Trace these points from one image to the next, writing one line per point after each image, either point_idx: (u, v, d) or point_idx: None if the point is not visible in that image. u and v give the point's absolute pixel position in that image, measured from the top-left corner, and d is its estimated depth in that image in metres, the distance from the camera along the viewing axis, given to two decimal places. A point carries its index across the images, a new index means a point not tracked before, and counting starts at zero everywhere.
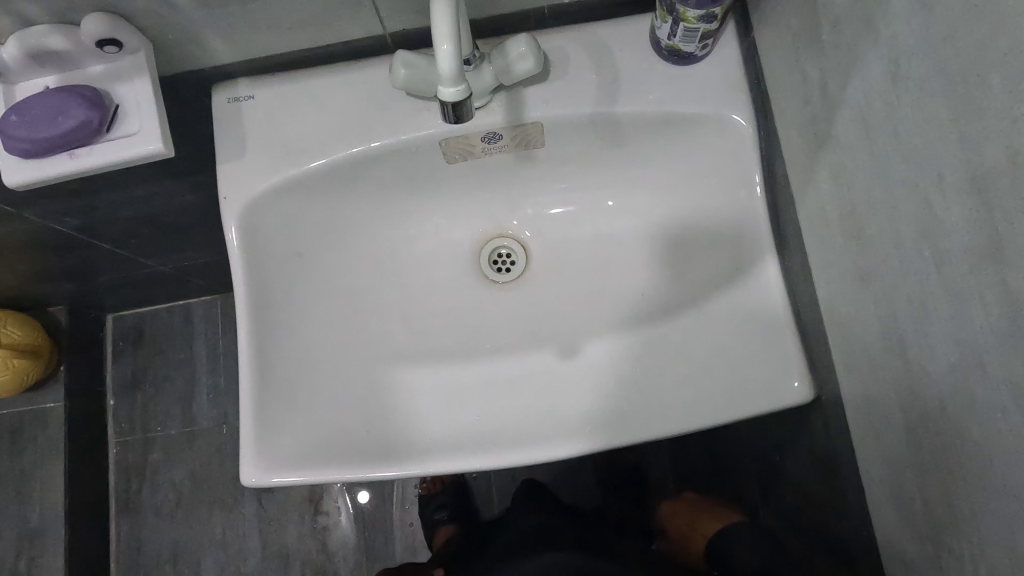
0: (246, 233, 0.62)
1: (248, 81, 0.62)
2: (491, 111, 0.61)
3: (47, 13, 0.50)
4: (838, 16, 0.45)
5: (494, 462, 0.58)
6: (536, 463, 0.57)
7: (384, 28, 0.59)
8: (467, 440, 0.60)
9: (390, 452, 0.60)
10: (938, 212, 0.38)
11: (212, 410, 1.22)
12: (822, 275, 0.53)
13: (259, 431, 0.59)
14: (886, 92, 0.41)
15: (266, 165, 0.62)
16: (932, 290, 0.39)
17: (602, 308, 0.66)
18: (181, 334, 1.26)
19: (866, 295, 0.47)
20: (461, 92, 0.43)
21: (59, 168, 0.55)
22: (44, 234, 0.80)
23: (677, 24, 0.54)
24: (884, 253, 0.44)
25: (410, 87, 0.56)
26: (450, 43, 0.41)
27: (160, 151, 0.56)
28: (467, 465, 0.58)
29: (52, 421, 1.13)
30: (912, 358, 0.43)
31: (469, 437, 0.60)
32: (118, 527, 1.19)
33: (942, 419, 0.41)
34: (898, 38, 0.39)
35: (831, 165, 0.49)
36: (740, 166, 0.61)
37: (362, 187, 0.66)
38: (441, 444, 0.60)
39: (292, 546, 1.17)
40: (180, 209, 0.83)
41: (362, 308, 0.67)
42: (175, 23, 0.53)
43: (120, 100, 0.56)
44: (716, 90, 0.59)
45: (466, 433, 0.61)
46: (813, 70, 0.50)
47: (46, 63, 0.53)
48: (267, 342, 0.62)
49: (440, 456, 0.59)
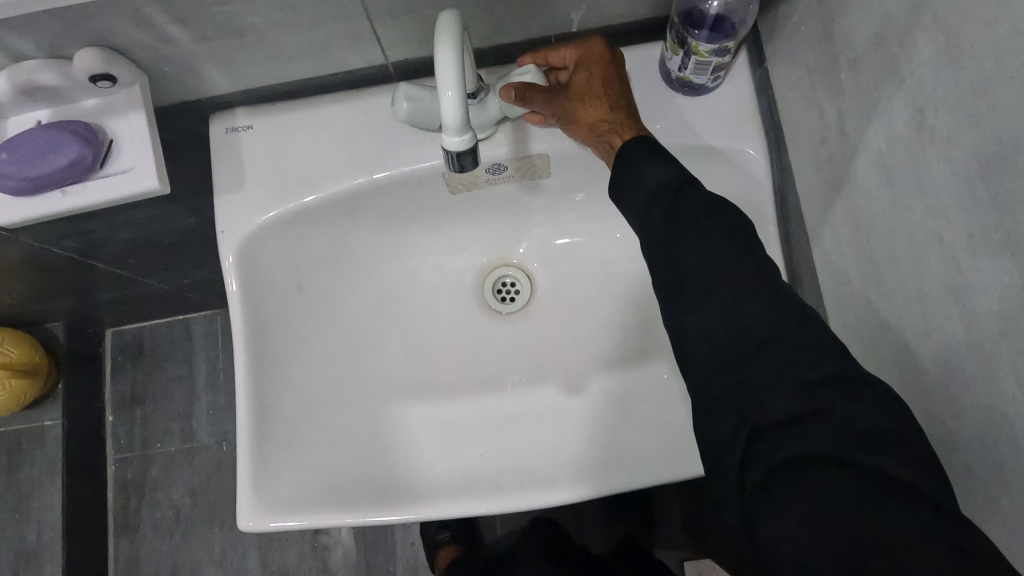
0: (245, 266, 0.60)
1: (246, 111, 0.61)
2: (497, 142, 0.59)
3: (39, 48, 0.48)
4: (858, 56, 0.43)
5: (500, 507, 0.55)
6: (543, 508, 0.55)
7: (386, 58, 0.57)
8: (471, 480, 0.59)
9: (391, 494, 0.58)
10: (966, 269, 0.36)
11: (212, 427, 1.21)
12: (837, 316, 0.52)
13: (257, 473, 0.57)
14: (910, 140, 0.39)
15: (265, 198, 0.60)
16: (959, 349, 0.38)
17: (606, 345, 0.66)
18: (180, 350, 1.24)
19: (886, 344, 0.45)
20: (467, 140, 0.41)
21: (51, 206, 0.53)
22: (41, 257, 0.78)
23: (688, 57, 0.52)
24: (906, 304, 0.42)
25: (415, 120, 0.54)
26: (455, 89, 0.39)
27: (156, 188, 0.55)
28: (471, 509, 0.56)
29: (50, 439, 1.11)
30: (934, 415, 0.41)
31: (473, 477, 0.59)
32: (117, 546, 1.17)
33: (967, 481, 0.39)
34: (925, 86, 0.37)
35: (848, 206, 0.47)
36: (751, 200, 0.59)
37: (364, 218, 0.64)
38: (444, 486, 0.58)
39: (292, 565, 1.16)
40: (179, 232, 0.81)
41: (363, 341, 0.66)
42: (173, 56, 0.52)
43: (114, 135, 0.54)
44: (728, 122, 0.57)
45: (466, 474, 0.59)
46: (830, 108, 0.48)
47: (38, 98, 0.52)
48: (266, 381, 0.60)
49: (442, 498, 0.57)
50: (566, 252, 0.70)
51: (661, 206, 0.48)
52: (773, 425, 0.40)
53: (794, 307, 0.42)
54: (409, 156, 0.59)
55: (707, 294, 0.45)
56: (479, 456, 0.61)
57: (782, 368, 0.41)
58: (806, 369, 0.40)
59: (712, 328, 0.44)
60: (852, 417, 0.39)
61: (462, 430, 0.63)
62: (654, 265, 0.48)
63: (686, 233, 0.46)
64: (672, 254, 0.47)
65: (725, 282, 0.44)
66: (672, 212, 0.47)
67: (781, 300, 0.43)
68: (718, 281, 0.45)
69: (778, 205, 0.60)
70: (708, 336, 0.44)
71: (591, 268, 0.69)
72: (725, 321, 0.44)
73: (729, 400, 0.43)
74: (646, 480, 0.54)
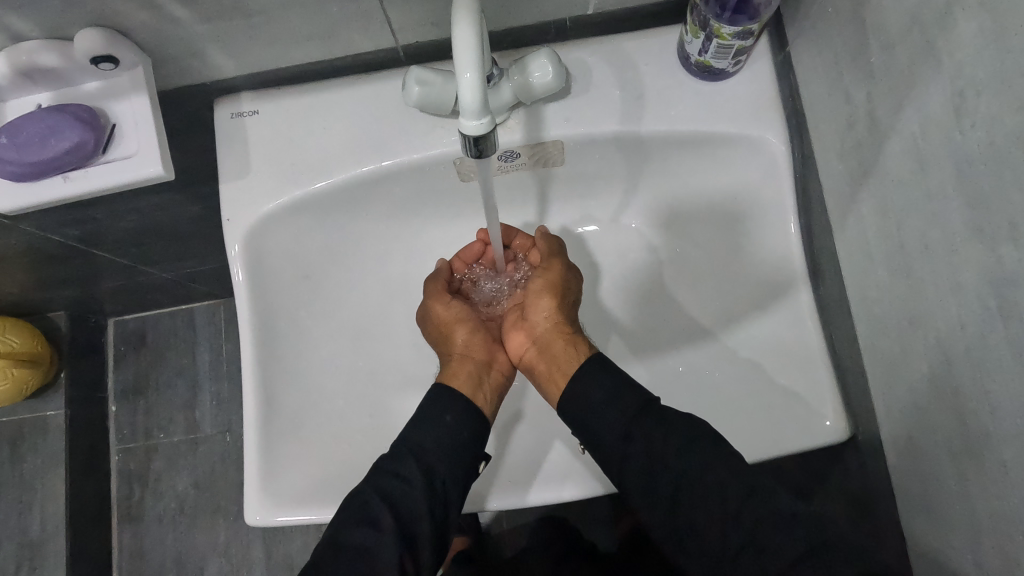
0: (251, 256, 0.59)
1: (252, 95, 0.59)
2: (510, 129, 0.56)
3: (38, 28, 0.46)
4: (891, 39, 0.41)
5: (584, 492, 0.57)
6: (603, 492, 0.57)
7: (396, 41, 0.55)
8: (527, 472, 0.61)
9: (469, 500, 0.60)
10: (1007, 261, 0.34)
11: (215, 416, 1.18)
12: (863, 310, 0.50)
13: (264, 466, 0.57)
14: (949, 126, 0.37)
15: (269, 185, 0.58)
16: (996, 344, 0.36)
17: (625, 334, 0.68)
18: (183, 340, 1.21)
19: (916, 338, 0.44)
20: (485, 125, 0.40)
21: (52, 193, 0.52)
22: (40, 244, 0.75)
23: (709, 40, 0.50)
24: (939, 297, 0.41)
25: (426, 105, 0.52)
26: (474, 70, 0.37)
27: (160, 174, 0.53)
28: (561, 495, 0.57)
29: (53, 429, 1.09)
30: (968, 413, 0.40)
31: (529, 470, 0.61)
32: (121, 536, 1.15)
33: (1002, 482, 0.38)
34: (966, 69, 0.35)
35: (879, 195, 0.46)
36: (773, 192, 0.58)
37: (375, 206, 0.63)
38: (504, 483, 0.60)
39: (297, 557, 1.12)
40: (181, 219, 0.79)
41: (370, 334, 0.67)
42: (177, 38, 0.50)
43: (116, 119, 0.53)
44: (748, 108, 0.56)
45: (522, 470, 0.61)
46: (860, 94, 0.46)
47: (38, 81, 0.50)
48: (272, 373, 0.59)
49: (507, 492, 0.59)
50: (578, 241, 0.71)
51: (646, 421, 0.52)
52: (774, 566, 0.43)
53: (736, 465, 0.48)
54: (417, 144, 0.58)
55: (695, 486, 0.48)
56: (518, 462, 0.63)
57: (732, 500, 0.46)
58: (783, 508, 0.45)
59: (704, 508, 0.47)
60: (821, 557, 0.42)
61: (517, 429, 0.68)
62: (601, 451, 0.53)
63: (629, 398, 0.54)
64: (617, 439, 0.53)
65: (719, 478, 0.47)
66: (608, 394, 0.54)
67: (751, 476, 0.47)
68: (708, 478, 0.48)
69: (800, 194, 0.58)
70: (712, 550, 0.46)
71: (587, 287, 0.70)
72: (724, 517, 0.46)
73: (709, 500, 0.47)
74: (634, 508, 0.52)
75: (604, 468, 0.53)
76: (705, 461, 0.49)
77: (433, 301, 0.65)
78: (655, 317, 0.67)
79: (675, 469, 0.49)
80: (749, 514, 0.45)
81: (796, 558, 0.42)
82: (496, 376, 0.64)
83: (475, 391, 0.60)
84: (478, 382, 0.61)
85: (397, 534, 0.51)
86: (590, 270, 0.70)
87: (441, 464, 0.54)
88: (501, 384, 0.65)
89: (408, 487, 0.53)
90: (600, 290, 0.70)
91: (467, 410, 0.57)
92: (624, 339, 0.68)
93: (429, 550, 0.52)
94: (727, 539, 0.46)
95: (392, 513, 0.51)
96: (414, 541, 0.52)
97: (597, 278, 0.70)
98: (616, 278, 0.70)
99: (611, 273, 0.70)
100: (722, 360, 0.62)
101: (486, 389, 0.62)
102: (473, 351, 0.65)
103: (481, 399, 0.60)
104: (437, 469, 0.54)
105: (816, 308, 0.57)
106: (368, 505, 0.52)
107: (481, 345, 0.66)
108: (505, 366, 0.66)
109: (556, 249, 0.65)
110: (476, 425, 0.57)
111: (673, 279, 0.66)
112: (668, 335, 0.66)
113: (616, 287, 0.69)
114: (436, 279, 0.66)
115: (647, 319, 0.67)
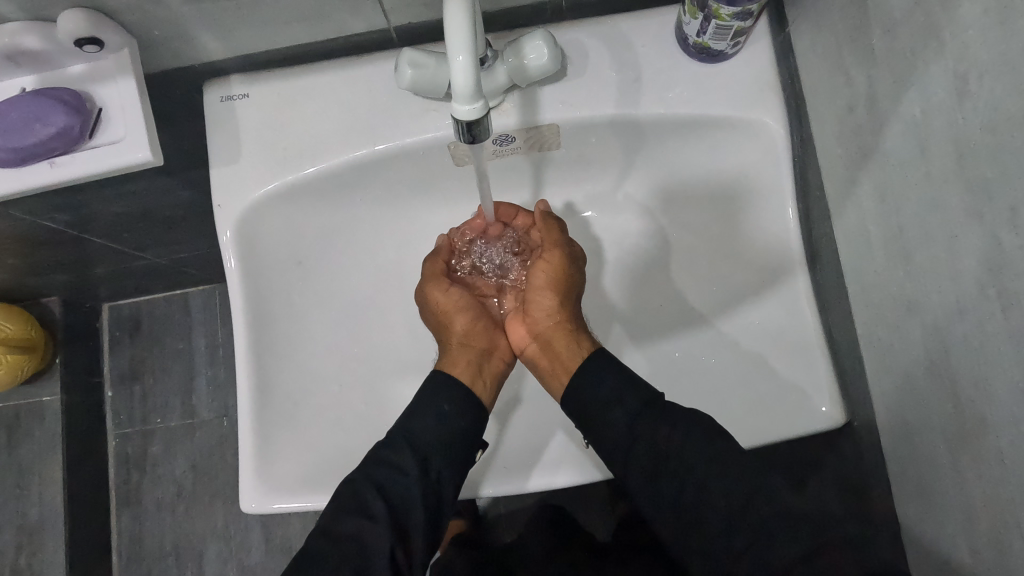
0: (244, 241, 0.59)
1: (242, 79, 0.57)
2: (504, 112, 0.56)
3: (18, 10, 0.45)
4: (893, 20, 0.40)
5: (578, 479, 0.57)
6: (596, 478, 0.58)
7: (388, 22, 0.54)
8: (521, 459, 0.61)
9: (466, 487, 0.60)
10: (1006, 248, 0.34)
11: (212, 401, 1.18)
12: (861, 295, 0.50)
13: (258, 452, 0.57)
14: (950, 110, 0.37)
15: (263, 174, 0.57)
16: (995, 331, 0.36)
17: (624, 319, 0.68)
18: (179, 324, 1.20)
19: (914, 324, 0.44)
20: (477, 109, 0.39)
21: (38, 178, 0.51)
22: (31, 229, 0.74)
23: (708, 21, 0.49)
24: (938, 283, 0.40)
25: (419, 88, 0.51)
26: (467, 53, 0.36)
27: (149, 159, 0.52)
28: (553, 483, 0.58)
29: (49, 414, 1.10)
30: (965, 399, 0.40)
31: (523, 456, 0.61)
32: (119, 520, 1.15)
33: (999, 469, 0.38)
34: (969, 52, 0.35)
35: (879, 179, 0.45)
36: (772, 175, 0.57)
37: (368, 191, 0.63)
38: (498, 469, 0.60)
39: (295, 540, 1.13)
40: (175, 203, 0.78)
41: (364, 319, 0.66)
42: (163, 19, 0.49)
43: (103, 104, 0.52)
44: (747, 91, 0.55)
45: (517, 457, 0.61)
46: (862, 76, 0.45)
47: (21, 63, 0.49)
48: (266, 361, 0.59)
49: (502, 478, 0.59)
50: (576, 226, 0.70)
51: (650, 417, 0.52)
52: (771, 556, 0.43)
53: (737, 457, 0.48)
54: (411, 129, 0.57)
55: (698, 481, 0.48)
56: (514, 449, 0.63)
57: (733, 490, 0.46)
58: (785, 503, 0.45)
59: (705, 498, 0.47)
60: (821, 548, 0.41)
61: (515, 414, 0.68)
62: (601, 439, 0.53)
63: (634, 398, 0.54)
64: (619, 432, 0.53)
65: (719, 475, 0.47)
66: (610, 389, 0.54)
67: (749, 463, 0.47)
68: (709, 472, 0.48)
69: (799, 176, 0.57)
70: (709, 538, 0.46)
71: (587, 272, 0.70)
72: (727, 511, 0.46)
73: (709, 491, 0.47)
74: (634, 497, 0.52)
75: (603, 454, 0.53)
76: (704, 450, 0.49)
77: (431, 287, 0.64)
78: (653, 302, 0.67)
79: (676, 462, 0.49)
80: (752, 508, 0.45)
81: (801, 556, 0.42)
82: (496, 363, 0.64)
83: (475, 378, 0.60)
84: (478, 369, 0.62)
85: (395, 531, 0.51)
86: (590, 255, 0.70)
87: (441, 457, 0.54)
88: (502, 370, 0.65)
89: (406, 480, 0.52)
90: (599, 276, 0.70)
91: (465, 398, 0.57)
92: (623, 325, 0.67)
93: (424, 542, 0.52)
94: (729, 531, 0.45)
95: (388, 509, 0.51)
96: (411, 533, 0.51)
97: (596, 262, 0.70)
98: (614, 264, 0.69)
99: (611, 258, 0.69)
100: (719, 346, 0.61)
101: (486, 377, 0.62)
102: (473, 339, 0.65)
103: (481, 387, 0.60)
104: (435, 460, 0.54)
105: (814, 294, 0.57)
106: (364, 497, 0.51)
107: (482, 333, 0.66)
108: (505, 353, 0.66)
109: (560, 237, 0.63)
110: (473, 412, 0.57)
111: (671, 264, 0.66)
112: (665, 320, 0.65)
113: (616, 271, 0.69)
114: (436, 261, 0.65)
115: (645, 304, 0.67)
